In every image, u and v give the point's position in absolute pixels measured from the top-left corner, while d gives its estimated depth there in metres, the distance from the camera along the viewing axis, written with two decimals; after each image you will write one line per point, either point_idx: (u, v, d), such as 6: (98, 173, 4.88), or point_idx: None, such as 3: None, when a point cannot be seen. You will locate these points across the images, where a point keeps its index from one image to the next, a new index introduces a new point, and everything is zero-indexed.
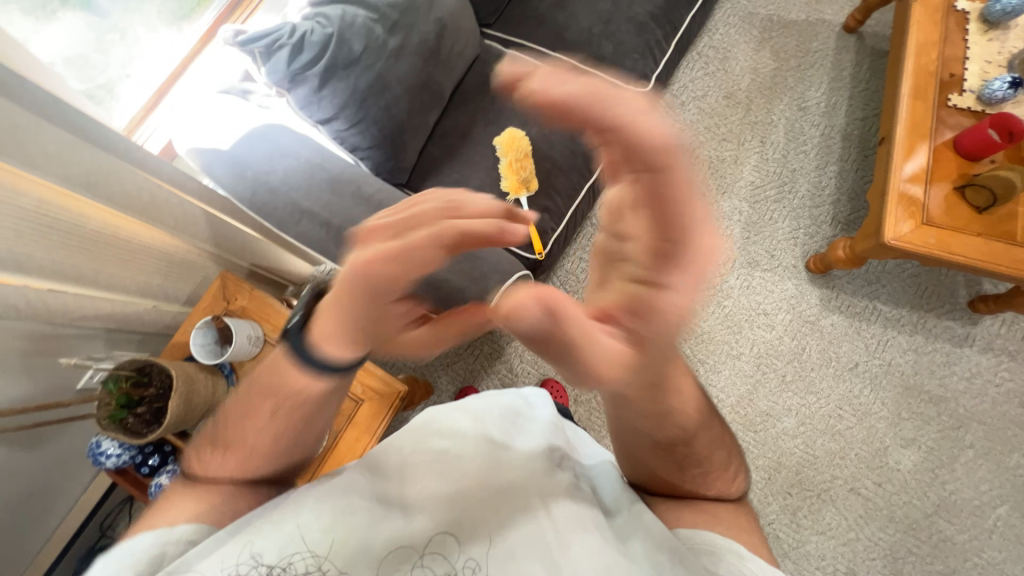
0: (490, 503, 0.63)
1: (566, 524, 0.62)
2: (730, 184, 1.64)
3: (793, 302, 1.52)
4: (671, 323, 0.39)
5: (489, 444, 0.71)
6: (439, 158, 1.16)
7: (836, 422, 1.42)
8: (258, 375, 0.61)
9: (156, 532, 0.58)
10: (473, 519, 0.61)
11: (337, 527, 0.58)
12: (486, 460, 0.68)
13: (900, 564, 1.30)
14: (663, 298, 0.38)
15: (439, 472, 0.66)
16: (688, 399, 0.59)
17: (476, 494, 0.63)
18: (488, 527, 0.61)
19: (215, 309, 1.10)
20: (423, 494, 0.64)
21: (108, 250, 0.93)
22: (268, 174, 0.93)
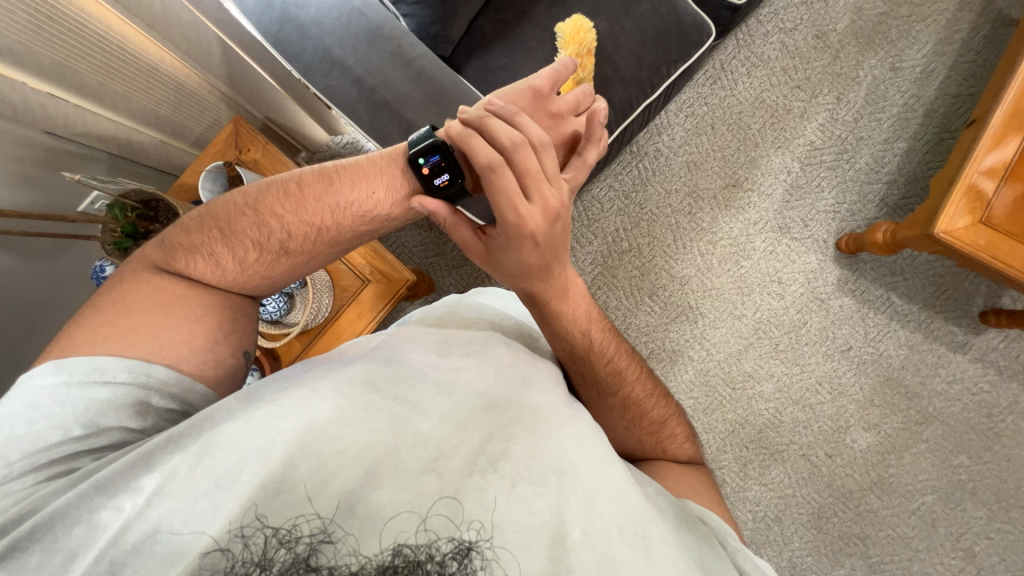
0: (529, 424, 0.52)
1: (596, 471, 0.50)
2: (790, 139, 1.51)
3: (810, 276, 1.49)
4: (514, 257, 0.64)
5: (518, 358, 0.64)
6: (490, 35, 1.01)
7: (811, 395, 1.48)
8: (300, 188, 0.67)
9: (132, 371, 0.53)
10: (513, 443, 0.49)
11: (347, 427, 0.47)
12: (518, 375, 0.60)
13: (823, 522, 1.45)
14: (507, 239, 0.63)
15: (464, 379, 0.56)
16: (584, 320, 0.70)
17: (513, 413, 0.53)
18: (537, 456, 0.49)
19: (226, 156, 1.02)
20: (445, 404, 0.52)
21: (118, 59, 0.85)
22: (300, 7, 0.81)
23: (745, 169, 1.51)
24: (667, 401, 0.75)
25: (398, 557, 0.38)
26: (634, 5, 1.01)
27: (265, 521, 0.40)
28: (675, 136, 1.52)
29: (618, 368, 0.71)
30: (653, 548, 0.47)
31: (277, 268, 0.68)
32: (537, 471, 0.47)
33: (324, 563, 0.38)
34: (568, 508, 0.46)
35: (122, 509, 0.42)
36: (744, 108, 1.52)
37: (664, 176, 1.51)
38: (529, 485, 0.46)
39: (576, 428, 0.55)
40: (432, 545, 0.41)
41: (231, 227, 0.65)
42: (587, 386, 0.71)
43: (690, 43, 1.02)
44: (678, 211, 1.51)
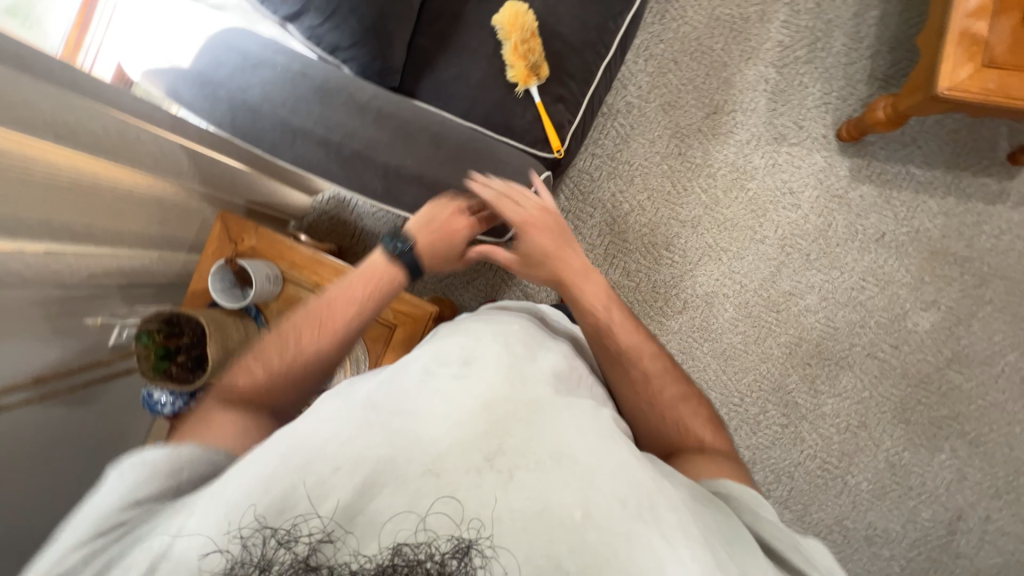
0: (524, 416, 0.55)
1: (584, 441, 0.55)
2: (758, 46, 1.45)
3: (821, 176, 1.44)
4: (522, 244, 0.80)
5: (517, 347, 0.65)
6: (432, 50, 0.97)
7: (858, 293, 1.44)
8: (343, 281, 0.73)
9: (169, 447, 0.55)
10: (509, 437, 0.53)
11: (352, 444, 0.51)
12: (524, 369, 0.61)
13: (909, 414, 1.42)
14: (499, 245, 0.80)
15: (466, 384, 0.58)
16: (603, 308, 0.75)
17: (508, 407, 0.56)
18: (534, 444, 0.53)
19: (225, 252, 1.02)
20: (446, 408, 0.55)
21: (92, 192, 0.85)
22: (245, 91, 0.79)
23: (721, 92, 1.45)
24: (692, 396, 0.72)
25: (398, 556, 0.44)
26: None
27: (264, 524, 0.46)
28: (641, 84, 1.47)
29: (637, 348, 0.72)
30: (658, 510, 0.50)
31: (332, 354, 0.69)
32: (532, 458, 0.52)
33: (324, 562, 0.44)
34: (565, 490, 0.50)
35: (149, 547, 0.46)
36: (702, 32, 1.46)
37: (643, 127, 1.47)
38: (525, 474, 0.51)
39: (579, 415, 0.58)
40: (432, 544, 0.46)
41: (285, 335, 0.68)
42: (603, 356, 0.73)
43: None
44: (667, 156, 1.46)
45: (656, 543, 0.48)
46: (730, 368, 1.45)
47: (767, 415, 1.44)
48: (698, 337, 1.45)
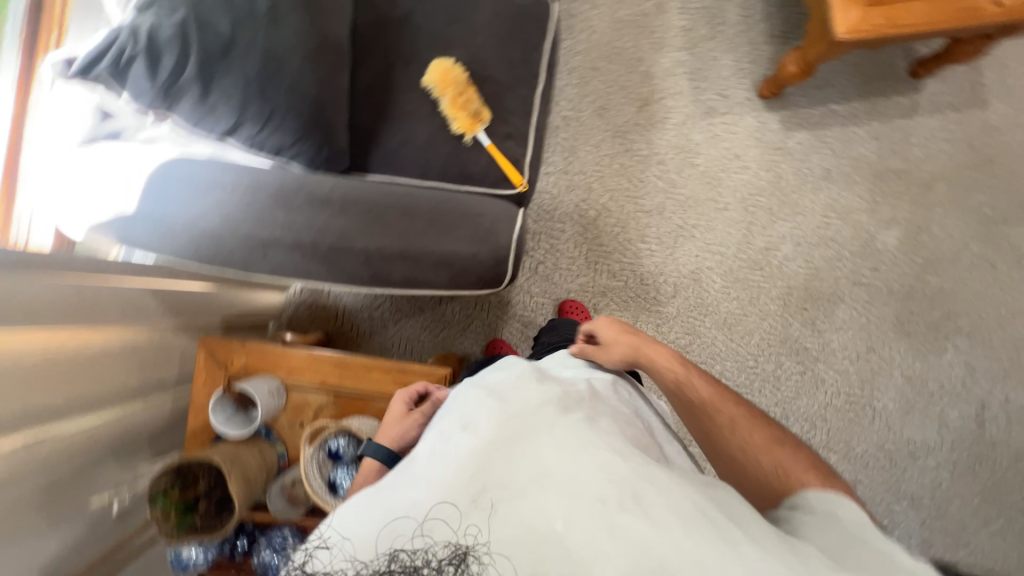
0: (516, 438, 0.55)
1: (578, 447, 0.53)
2: (665, 35, 1.54)
3: (758, 134, 1.52)
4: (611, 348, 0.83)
5: (522, 378, 0.66)
6: (372, 124, 0.98)
7: (826, 230, 1.51)
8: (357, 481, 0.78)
9: None
10: (501, 459, 0.53)
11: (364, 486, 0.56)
12: (520, 397, 0.62)
13: (907, 326, 1.49)
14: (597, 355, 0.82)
15: (465, 424, 0.58)
16: (681, 372, 0.80)
17: (502, 432, 0.56)
18: (524, 464, 0.52)
19: (217, 379, 0.97)
20: (443, 444, 0.57)
21: (52, 367, 0.77)
22: (200, 218, 0.76)
23: (645, 85, 1.53)
24: (791, 445, 0.69)
25: (394, 560, 0.47)
26: (475, 19, 1.00)
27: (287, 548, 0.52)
28: (571, 97, 1.53)
29: (718, 401, 0.75)
30: (646, 508, 0.48)
31: None
32: (523, 477, 0.51)
33: (320, 567, 0.49)
34: (558, 503, 0.49)
35: None
36: (610, 36, 1.54)
37: (585, 135, 1.52)
38: (518, 493, 0.50)
39: (570, 427, 0.56)
40: (427, 549, 0.48)
41: None
42: (683, 411, 0.78)
43: (541, 19, 1.02)
44: (615, 155, 1.51)
45: (650, 537, 0.47)
46: (736, 335, 1.48)
47: (783, 367, 1.48)
48: (697, 315, 1.48)
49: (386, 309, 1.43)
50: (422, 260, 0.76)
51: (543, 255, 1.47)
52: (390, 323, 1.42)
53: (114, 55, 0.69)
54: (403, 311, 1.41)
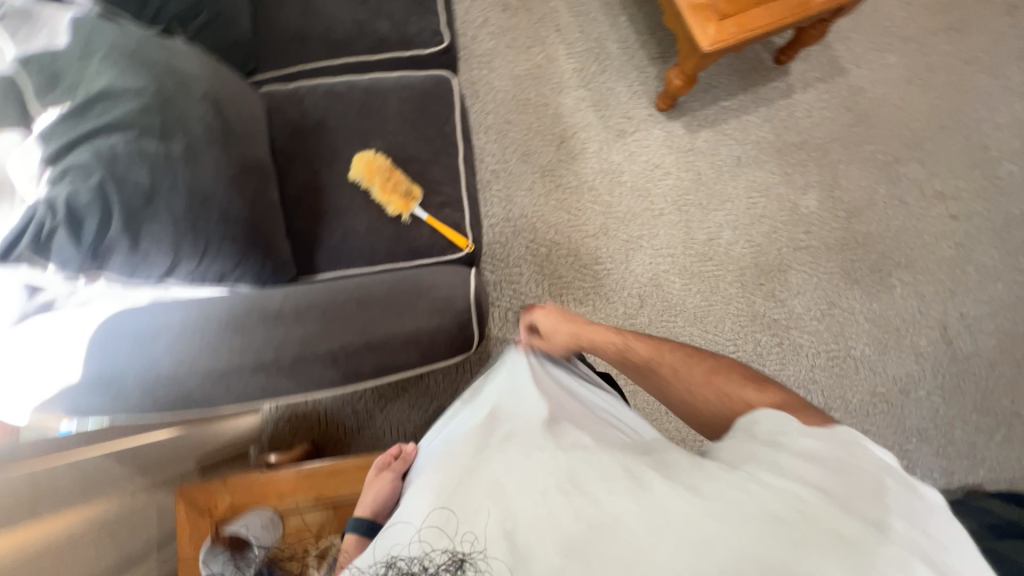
0: (490, 451, 0.67)
1: (536, 443, 0.66)
2: (562, 80, 1.69)
3: (669, 142, 1.66)
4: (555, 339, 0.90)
5: (494, 410, 0.78)
6: (312, 227, 1.00)
7: (755, 208, 1.63)
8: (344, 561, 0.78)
9: None
10: (478, 468, 0.65)
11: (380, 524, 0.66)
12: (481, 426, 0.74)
13: (854, 273, 1.60)
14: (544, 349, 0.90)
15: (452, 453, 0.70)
16: (619, 341, 0.88)
17: (480, 451, 0.68)
18: (496, 466, 0.64)
19: (202, 528, 0.89)
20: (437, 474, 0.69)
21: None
22: (154, 367, 0.74)
23: (558, 125, 1.65)
24: (722, 367, 0.80)
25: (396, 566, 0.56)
26: (386, 110, 1.07)
27: None
28: (494, 152, 1.62)
29: (655, 353, 0.85)
30: (582, 485, 0.59)
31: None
32: (496, 476, 0.63)
33: None
34: (525, 490, 0.60)
35: None
36: (514, 91, 1.67)
37: (516, 182, 1.60)
38: (494, 489, 0.61)
39: (536, 436, 0.67)
40: (427, 555, 0.57)
41: None
42: (633, 371, 0.87)
43: (446, 96, 1.10)
44: (549, 192, 1.60)
45: (597, 503, 0.57)
46: (709, 326, 1.54)
47: (761, 343, 1.53)
48: (668, 317, 1.53)
49: (369, 398, 1.38)
50: (389, 346, 0.76)
51: (509, 301, 1.50)
52: (375, 410, 1.37)
53: (32, 232, 0.69)
54: (386, 394, 1.38)
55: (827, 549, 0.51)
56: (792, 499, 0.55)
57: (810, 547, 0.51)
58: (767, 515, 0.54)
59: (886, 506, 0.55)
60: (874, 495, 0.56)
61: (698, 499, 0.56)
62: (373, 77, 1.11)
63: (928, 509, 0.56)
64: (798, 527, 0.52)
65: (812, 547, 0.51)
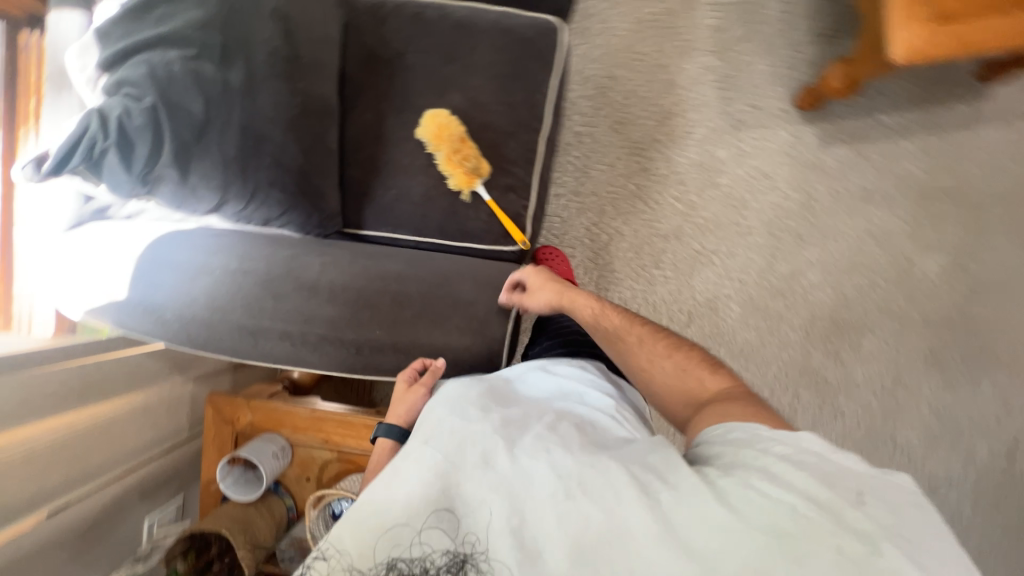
0: (484, 449, 0.58)
1: (542, 449, 0.58)
2: (693, 37, 1.37)
3: (792, 150, 1.38)
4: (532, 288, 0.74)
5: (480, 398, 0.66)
6: (366, 178, 0.92)
7: (860, 255, 1.39)
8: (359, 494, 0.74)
9: None
10: (471, 468, 0.57)
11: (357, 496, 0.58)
12: (471, 412, 0.63)
13: (941, 358, 1.39)
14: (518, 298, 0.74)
15: (437, 437, 0.60)
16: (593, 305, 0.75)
17: (471, 447, 0.59)
18: (495, 471, 0.57)
19: (225, 436, 0.99)
20: (420, 459, 0.58)
21: (39, 467, 0.77)
22: (191, 307, 0.75)
23: (667, 95, 1.39)
24: (685, 345, 0.72)
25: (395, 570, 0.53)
26: (473, 57, 0.90)
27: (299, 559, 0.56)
28: (584, 110, 1.41)
29: (626, 323, 0.73)
30: (589, 491, 0.53)
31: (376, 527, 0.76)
32: (496, 480, 0.56)
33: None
34: (531, 499, 0.54)
35: None
36: (630, 38, 1.39)
37: (598, 153, 1.41)
38: (493, 490, 0.55)
39: (537, 439, 0.59)
40: (427, 559, 0.54)
41: None
42: (602, 338, 0.73)
43: (546, 53, 0.91)
44: (631, 175, 1.41)
45: (605, 511, 0.52)
46: (752, 366, 1.42)
47: (801, 400, 1.42)
48: (713, 344, 1.41)
49: None
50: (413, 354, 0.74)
51: None
52: None
53: (85, 148, 0.64)
54: None
55: (831, 569, 0.43)
56: (797, 515, 0.47)
57: (820, 573, 0.43)
58: (770, 533, 0.46)
59: (888, 513, 0.47)
60: (864, 496, 0.49)
61: (722, 511, 0.48)
62: (469, 7, 0.92)
63: (923, 511, 0.49)
64: (807, 545, 0.45)
65: (823, 575, 0.43)
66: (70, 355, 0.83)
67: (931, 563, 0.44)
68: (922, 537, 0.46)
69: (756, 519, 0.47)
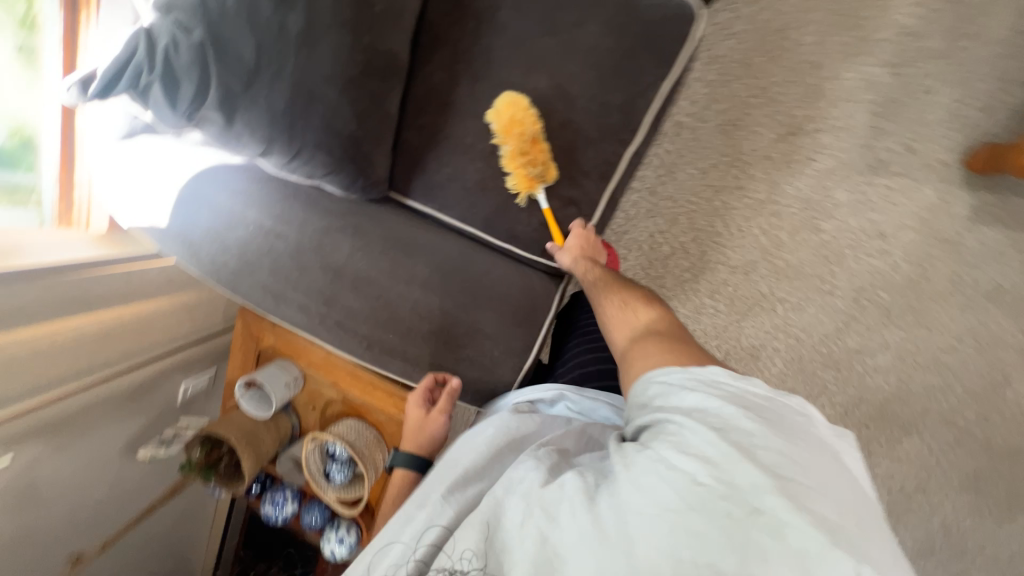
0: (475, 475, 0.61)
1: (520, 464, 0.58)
2: (870, 38, 1.09)
3: (927, 215, 1.14)
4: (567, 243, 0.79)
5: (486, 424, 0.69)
6: (417, 144, 0.81)
7: (949, 355, 1.19)
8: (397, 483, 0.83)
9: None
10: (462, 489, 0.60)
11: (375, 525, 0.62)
12: (473, 445, 0.65)
13: (982, 485, 1.23)
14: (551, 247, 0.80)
15: (440, 470, 0.64)
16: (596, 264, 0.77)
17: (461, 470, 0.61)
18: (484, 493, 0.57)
19: (249, 349, 1.07)
20: (425, 490, 0.62)
21: (78, 355, 0.83)
22: (223, 253, 0.76)
23: (804, 106, 1.14)
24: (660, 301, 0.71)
25: None
26: (579, 34, 0.74)
27: None
28: (695, 97, 1.19)
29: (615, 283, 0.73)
30: (569, 504, 0.49)
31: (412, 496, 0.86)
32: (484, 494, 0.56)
33: None
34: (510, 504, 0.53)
35: None
36: (788, 18, 1.12)
37: (693, 153, 1.21)
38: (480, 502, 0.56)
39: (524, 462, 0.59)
40: None
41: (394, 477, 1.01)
42: (590, 286, 0.75)
43: (667, 52, 0.74)
44: (722, 190, 1.21)
45: (568, 516, 0.49)
46: None
47: None
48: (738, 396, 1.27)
49: None
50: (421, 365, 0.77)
51: None
52: None
53: (130, 76, 0.59)
54: None
55: (726, 538, 0.42)
56: (696, 485, 0.44)
57: (719, 547, 0.42)
58: (672, 506, 0.44)
59: (776, 452, 0.45)
60: (755, 438, 0.46)
61: (636, 493, 0.46)
62: None
63: (815, 441, 0.48)
64: (705, 513, 0.43)
65: (715, 541, 0.42)
66: (118, 264, 0.86)
67: (820, 506, 0.43)
68: (816, 482, 0.44)
69: (661, 495, 0.45)
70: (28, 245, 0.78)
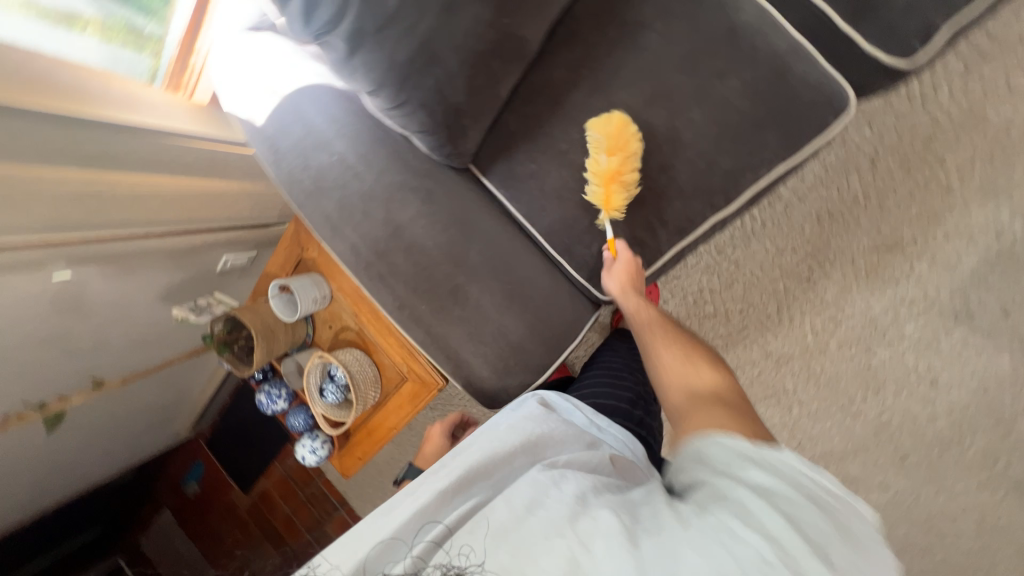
0: (483, 476, 0.56)
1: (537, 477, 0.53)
2: (1020, 186, 1.01)
3: (990, 384, 1.07)
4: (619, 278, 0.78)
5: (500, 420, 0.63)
6: (514, 131, 0.80)
7: (944, 523, 1.13)
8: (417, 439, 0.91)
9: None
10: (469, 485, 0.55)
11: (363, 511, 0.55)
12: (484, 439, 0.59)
13: None
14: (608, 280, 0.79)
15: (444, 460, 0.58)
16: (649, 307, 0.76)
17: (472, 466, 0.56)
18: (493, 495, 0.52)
19: (292, 254, 1.12)
20: (426, 478, 0.56)
21: (158, 205, 0.88)
22: (302, 170, 0.79)
23: (915, 225, 1.07)
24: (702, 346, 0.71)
25: None
26: (715, 87, 0.72)
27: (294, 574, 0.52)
28: (806, 173, 1.12)
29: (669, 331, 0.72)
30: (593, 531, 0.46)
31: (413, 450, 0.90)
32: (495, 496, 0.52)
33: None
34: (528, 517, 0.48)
35: None
36: (941, 131, 1.04)
37: (779, 227, 1.14)
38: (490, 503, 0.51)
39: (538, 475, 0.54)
40: None
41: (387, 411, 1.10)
42: (639, 329, 0.75)
43: (795, 137, 0.71)
44: (791, 275, 1.15)
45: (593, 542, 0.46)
46: None
47: None
48: None
49: None
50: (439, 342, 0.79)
51: None
52: None
53: None
54: None
55: None
56: (763, 564, 0.42)
57: None
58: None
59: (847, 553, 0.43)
60: (824, 526, 0.45)
61: (688, 545, 0.44)
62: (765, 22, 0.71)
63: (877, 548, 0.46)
64: None
65: None
66: (196, 140, 0.91)
67: None
68: None
69: (723, 564, 0.42)
70: (134, 100, 0.84)
